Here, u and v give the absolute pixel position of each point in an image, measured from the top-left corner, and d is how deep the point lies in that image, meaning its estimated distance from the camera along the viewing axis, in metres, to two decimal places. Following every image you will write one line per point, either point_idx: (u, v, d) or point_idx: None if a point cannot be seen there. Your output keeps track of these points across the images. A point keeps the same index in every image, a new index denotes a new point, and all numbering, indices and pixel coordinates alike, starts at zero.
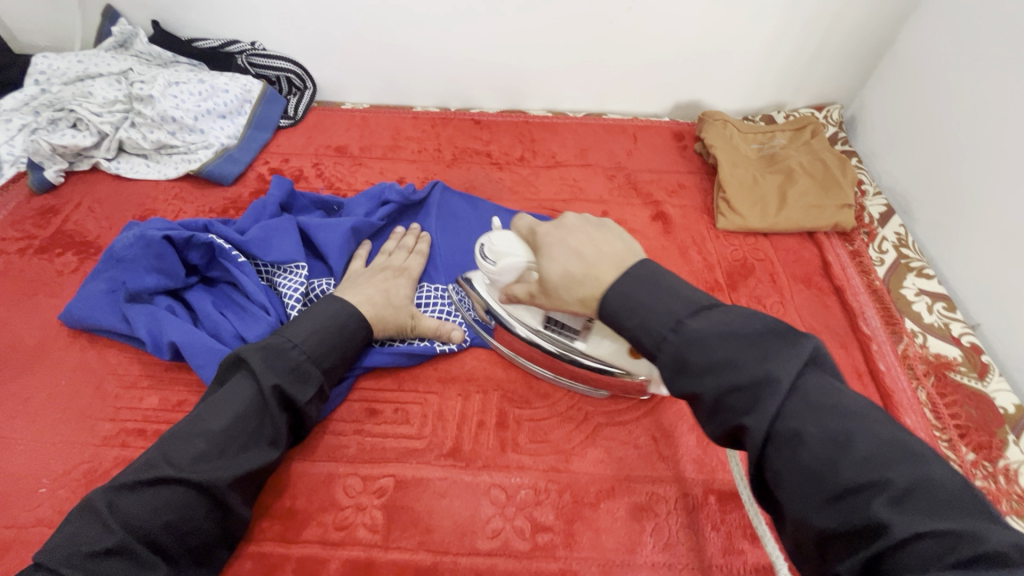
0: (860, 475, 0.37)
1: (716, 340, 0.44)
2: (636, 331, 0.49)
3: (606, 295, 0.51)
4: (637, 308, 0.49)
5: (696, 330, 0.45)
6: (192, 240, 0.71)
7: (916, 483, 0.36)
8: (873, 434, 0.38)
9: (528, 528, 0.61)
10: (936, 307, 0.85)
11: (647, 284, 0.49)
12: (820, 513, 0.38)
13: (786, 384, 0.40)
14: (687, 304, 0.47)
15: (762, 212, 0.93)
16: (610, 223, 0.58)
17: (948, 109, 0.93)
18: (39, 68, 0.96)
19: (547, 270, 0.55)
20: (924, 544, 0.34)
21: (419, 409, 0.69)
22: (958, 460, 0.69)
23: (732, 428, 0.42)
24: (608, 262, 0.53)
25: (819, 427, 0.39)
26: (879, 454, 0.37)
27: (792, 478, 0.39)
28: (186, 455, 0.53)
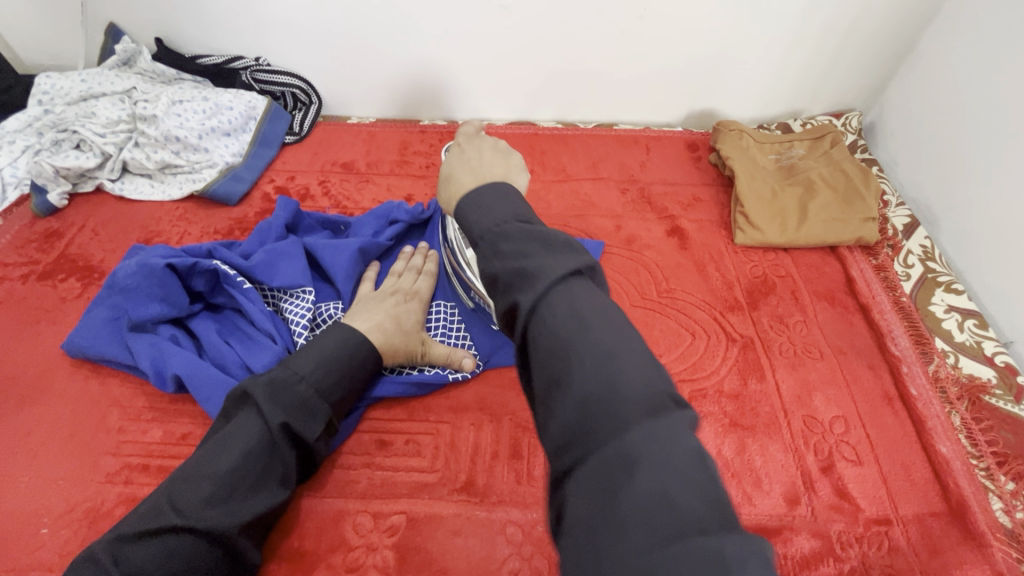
0: (636, 419, 0.33)
1: (562, 320, 0.37)
2: (489, 262, 0.43)
3: (483, 238, 0.44)
4: (481, 208, 0.46)
5: (548, 302, 0.38)
6: (197, 267, 0.69)
7: (613, 390, 0.34)
8: (636, 362, 0.36)
9: (546, 569, 0.58)
10: (967, 325, 0.82)
11: (504, 197, 0.47)
12: (561, 396, 0.35)
13: (638, 406, 0.33)
14: (519, 213, 0.46)
15: (781, 226, 0.90)
16: (518, 157, 0.59)
17: (977, 117, 0.89)
18: (42, 88, 0.94)
19: (443, 168, 0.57)
20: (647, 467, 0.31)
21: (430, 441, 0.67)
22: (997, 490, 0.66)
23: (510, 310, 0.40)
24: (505, 209, 0.46)
25: (574, 334, 0.36)
26: (628, 378, 0.34)
27: (544, 349, 0.37)
28: (192, 501, 0.51)
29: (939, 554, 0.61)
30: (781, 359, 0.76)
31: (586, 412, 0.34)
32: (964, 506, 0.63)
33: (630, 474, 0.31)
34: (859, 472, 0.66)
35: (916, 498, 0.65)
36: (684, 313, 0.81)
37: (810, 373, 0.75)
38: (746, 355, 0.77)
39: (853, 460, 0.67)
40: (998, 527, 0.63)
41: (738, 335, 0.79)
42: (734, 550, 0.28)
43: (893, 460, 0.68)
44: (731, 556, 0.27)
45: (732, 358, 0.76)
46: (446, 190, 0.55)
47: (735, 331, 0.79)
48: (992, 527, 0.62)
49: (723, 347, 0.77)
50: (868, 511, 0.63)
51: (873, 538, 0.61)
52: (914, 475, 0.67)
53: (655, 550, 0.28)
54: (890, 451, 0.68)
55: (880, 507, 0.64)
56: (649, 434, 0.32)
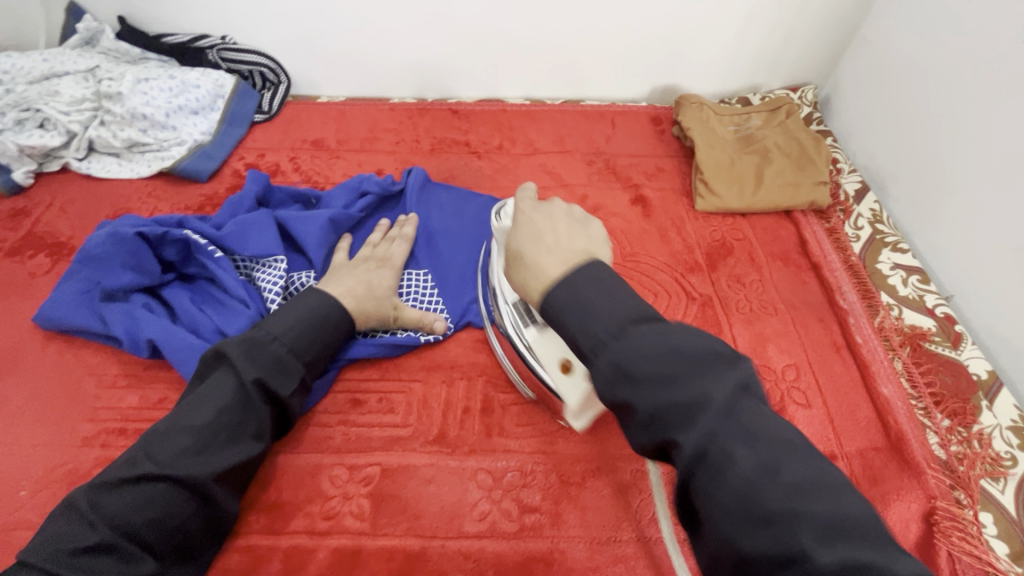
0: (770, 481, 0.36)
1: (745, 466, 0.36)
2: (574, 332, 0.45)
3: (599, 351, 0.43)
4: (571, 304, 0.46)
5: (720, 444, 0.37)
6: (167, 236, 0.70)
7: (740, 448, 0.37)
8: (751, 412, 0.39)
9: (515, 509, 0.61)
10: (910, 280, 0.87)
11: (600, 283, 0.46)
12: (728, 522, 0.36)
13: (830, 556, 0.32)
14: (620, 301, 0.45)
15: (739, 193, 0.94)
16: (595, 225, 0.57)
17: (923, 86, 0.94)
18: (1, 67, 0.91)
19: (514, 243, 0.56)
20: (781, 516, 0.34)
21: (403, 398, 0.69)
22: (934, 426, 0.71)
23: (600, 376, 0.43)
24: (611, 306, 0.45)
25: (767, 483, 0.36)
26: (752, 434, 0.37)
27: (647, 414, 0.40)
28: (168, 452, 0.53)
29: (880, 484, 0.65)
30: (738, 315, 0.81)
31: (720, 479, 0.37)
32: (903, 440, 0.68)
33: None
34: (809, 414, 0.71)
35: (860, 435, 0.70)
36: (647, 275, 0.85)
37: (765, 327, 0.80)
38: (705, 313, 0.81)
39: (804, 404, 0.72)
40: (933, 458, 0.68)
41: (698, 294, 0.83)
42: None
43: (840, 403, 0.72)
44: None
45: (692, 316, 0.80)
46: (524, 274, 0.53)
47: (695, 291, 0.83)
48: (927, 458, 0.68)
49: (683, 306, 0.81)
50: None
51: None
52: (859, 415, 0.72)
53: None
54: (838, 395, 0.73)
55: (827, 444, 0.68)
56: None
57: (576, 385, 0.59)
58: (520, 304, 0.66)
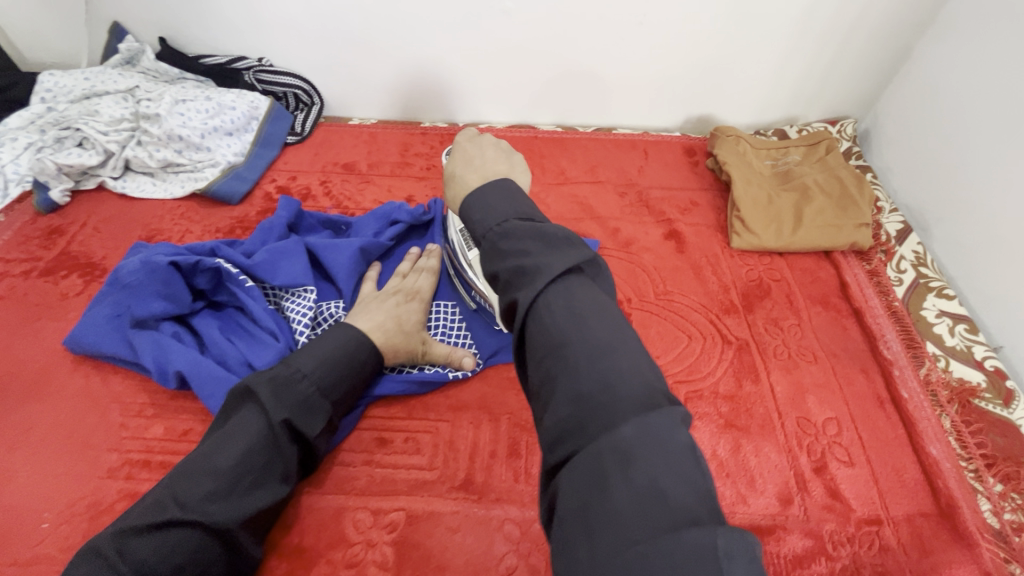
0: (579, 332, 0.39)
1: (560, 315, 0.40)
2: (473, 225, 0.49)
3: (487, 236, 0.47)
4: (485, 207, 0.49)
5: (547, 302, 0.41)
6: (199, 264, 0.70)
7: (605, 384, 0.36)
8: (630, 364, 0.38)
9: (543, 565, 0.59)
10: (957, 330, 0.83)
11: (506, 194, 0.49)
12: (546, 359, 0.39)
13: (631, 429, 0.34)
14: (522, 211, 0.48)
15: (777, 231, 0.91)
16: (521, 158, 0.62)
17: (971, 126, 0.90)
18: (45, 86, 0.95)
19: (448, 167, 0.61)
20: (640, 461, 0.33)
21: (430, 439, 0.68)
22: (985, 491, 0.67)
23: (511, 307, 0.43)
24: (508, 208, 0.48)
25: (585, 345, 0.39)
26: (634, 399, 0.36)
27: (541, 346, 0.40)
28: (195, 495, 0.51)
29: (929, 554, 0.62)
30: (776, 362, 0.78)
31: (539, 323, 0.40)
32: (953, 507, 0.65)
33: (623, 467, 0.33)
34: (851, 473, 0.67)
35: (907, 498, 0.66)
36: (681, 315, 0.82)
37: (804, 375, 0.77)
38: (741, 358, 0.78)
39: (846, 461, 0.69)
40: (987, 528, 0.64)
41: (734, 338, 0.80)
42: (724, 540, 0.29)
43: (885, 462, 0.69)
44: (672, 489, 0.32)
45: (727, 360, 0.77)
46: (453, 190, 0.59)
47: (730, 334, 0.81)
48: (980, 527, 0.64)
49: (718, 350, 0.79)
50: (859, 511, 0.65)
51: (864, 538, 0.63)
52: (905, 477, 0.68)
53: (591, 446, 0.35)
54: (882, 454, 0.70)
55: (871, 508, 0.65)
56: (638, 422, 0.34)
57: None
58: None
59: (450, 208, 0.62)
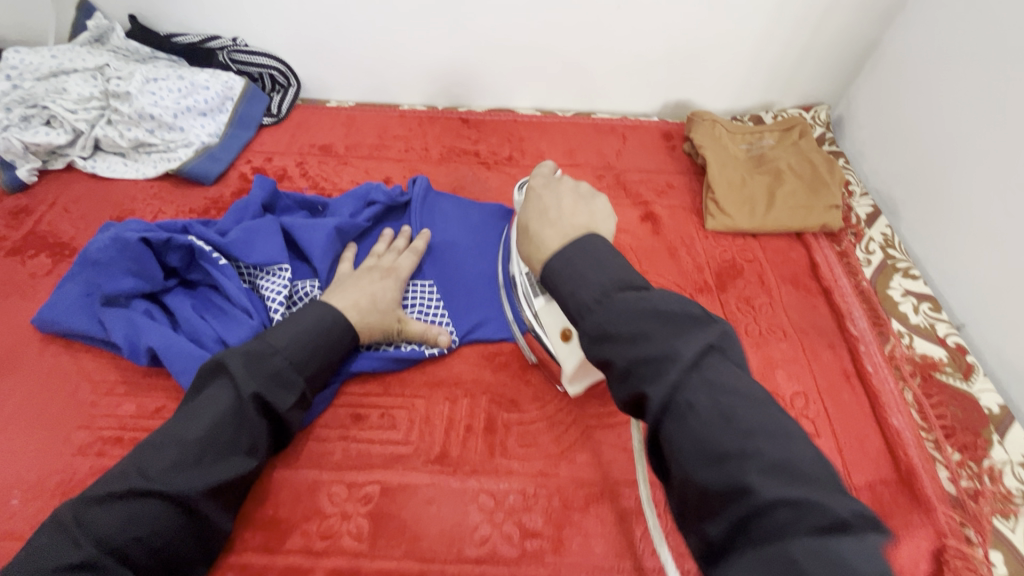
0: (725, 429, 0.37)
1: (704, 413, 0.38)
2: (566, 298, 0.49)
3: (585, 315, 0.46)
4: (572, 280, 0.49)
5: (684, 394, 0.39)
6: (171, 242, 0.69)
7: (792, 503, 0.33)
8: (739, 384, 0.40)
9: (517, 534, 0.60)
10: (921, 308, 0.86)
11: (591, 253, 0.49)
12: (692, 460, 0.38)
13: (772, 489, 0.34)
14: (616, 279, 0.47)
15: (750, 213, 0.93)
16: (600, 200, 0.60)
17: (940, 111, 0.92)
18: (10, 63, 0.90)
19: (523, 218, 0.60)
20: (765, 484, 0.35)
21: (406, 414, 0.68)
22: (944, 460, 0.70)
23: (604, 360, 0.45)
24: (598, 275, 0.48)
25: (729, 432, 0.37)
26: (806, 487, 0.34)
27: (622, 364, 0.43)
28: (159, 466, 0.51)
29: (888, 518, 0.64)
30: (747, 338, 0.80)
31: (682, 422, 0.39)
32: (912, 474, 0.67)
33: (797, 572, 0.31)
34: (817, 444, 0.70)
35: (869, 467, 0.69)
36: None
37: (773, 351, 0.78)
38: None
39: (812, 432, 0.71)
40: (943, 494, 0.67)
41: None
42: (851, 544, 0.31)
43: (849, 433, 0.71)
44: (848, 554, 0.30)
45: None
46: (530, 246, 0.56)
47: None
48: (937, 492, 0.66)
49: None
50: None
51: None
52: (868, 446, 0.70)
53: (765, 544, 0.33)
54: (847, 425, 0.72)
55: None
56: (793, 512, 0.33)
57: (573, 352, 0.63)
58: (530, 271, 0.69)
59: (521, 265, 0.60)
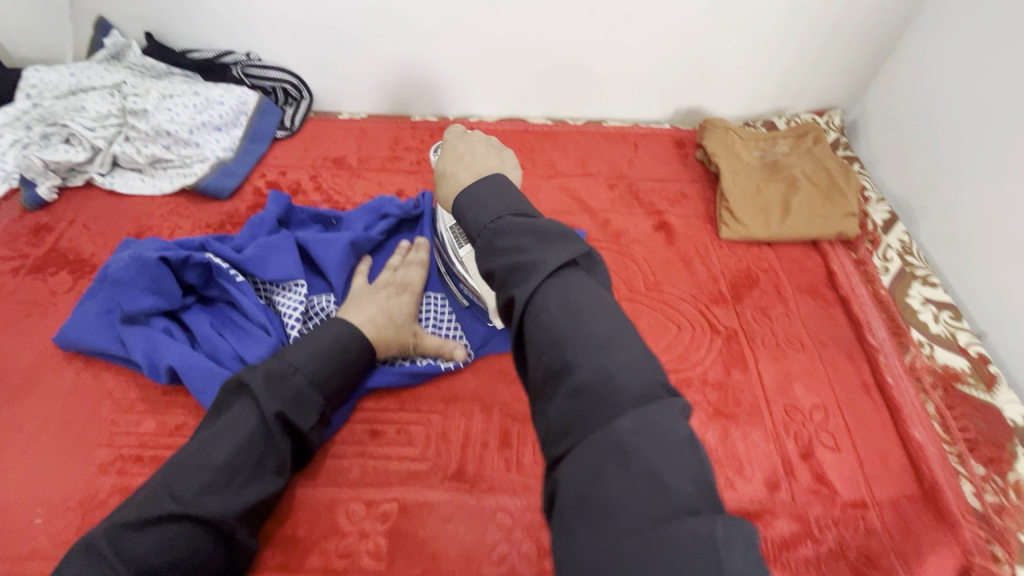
0: (575, 329, 0.40)
1: (555, 309, 0.41)
2: (468, 224, 0.51)
3: (480, 234, 0.49)
4: (477, 207, 0.51)
5: (541, 296, 0.42)
6: (189, 260, 0.70)
7: (607, 380, 0.37)
8: (625, 355, 0.39)
9: (535, 552, 0.60)
10: (942, 317, 0.85)
11: (496, 189, 0.52)
12: (544, 351, 0.40)
13: (594, 375, 0.37)
14: (512, 205, 0.50)
15: (765, 221, 0.92)
16: (509, 152, 0.65)
17: (959, 117, 0.91)
18: (31, 82, 0.93)
19: (440, 165, 0.63)
20: (639, 457, 0.34)
21: (422, 430, 0.68)
22: (967, 474, 0.68)
23: (509, 303, 0.44)
24: (498, 203, 0.50)
25: (570, 325, 0.40)
26: (625, 376, 0.37)
27: (539, 340, 0.41)
28: (191, 489, 0.52)
29: (912, 535, 0.63)
30: (764, 350, 0.79)
31: (538, 319, 0.41)
32: (936, 490, 0.66)
33: (625, 454, 0.34)
34: (838, 458, 0.69)
35: (892, 482, 0.67)
36: (670, 306, 0.83)
37: (791, 363, 0.78)
38: (730, 346, 0.79)
39: (832, 447, 0.70)
40: (968, 510, 0.65)
41: (723, 327, 0.81)
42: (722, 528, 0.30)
43: (870, 447, 0.70)
44: (694, 527, 0.30)
45: (716, 350, 0.78)
46: (446, 188, 0.61)
47: (719, 323, 0.81)
48: (962, 508, 0.65)
49: (708, 339, 0.79)
50: (845, 495, 0.66)
51: (850, 521, 0.64)
52: (890, 461, 0.69)
53: (596, 433, 0.35)
54: (867, 438, 0.71)
55: (857, 492, 0.66)
56: (636, 415, 0.35)
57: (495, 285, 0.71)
58: (456, 226, 0.78)
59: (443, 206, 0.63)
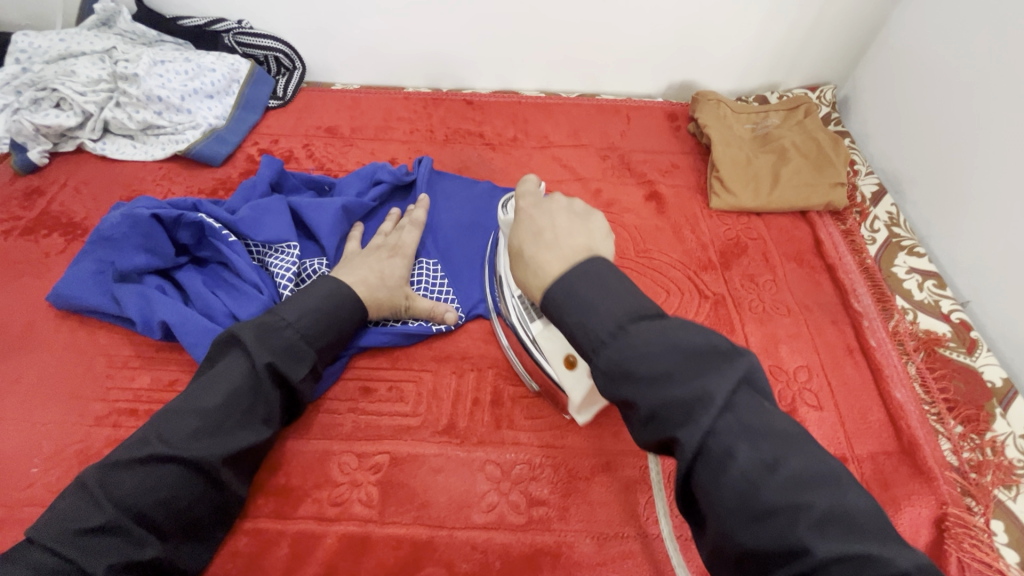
0: (766, 476, 0.37)
1: (742, 458, 0.38)
2: (574, 329, 0.47)
3: (599, 351, 0.45)
4: (580, 312, 0.47)
5: (721, 440, 0.38)
6: (181, 219, 0.70)
7: (848, 560, 0.33)
8: (840, 491, 0.36)
9: (523, 502, 0.61)
10: (926, 285, 0.86)
11: (596, 283, 0.47)
12: (731, 515, 0.37)
13: (828, 547, 0.34)
14: (629, 307, 0.45)
15: (755, 191, 0.93)
16: (597, 216, 0.57)
17: (949, 86, 0.92)
18: (19, 46, 0.92)
19: (516, 240, 0.56)
20: (816, 506, 0.35)
21: (413, 388, 0.69)
22: (946, 432, 0.70)
23: (666, 443, 0.41)
24: (610, 307, 0.46)
25: (772, 485, 0.37)
26: (852, 539, 0.34)
27: (727, 503, 0.37)
28: (178, 433, 0.53)
29: (890, 488, 0.65)
30: (751, 315, 0.80)
31: (720, 472, 0.38)
32: (915, 446, 0.68)
33: None
34: (820, 416, 0.70)
35: (872, 439, 0.69)
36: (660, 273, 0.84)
37: (778, 327, 0.79)
38: (718, 311, 0.80)
39: (815, 405, 0.71)
40: (945, 464, 0.67)
41: (711, 293, 0.82)
42: None
43: (852, 405, 0.72)
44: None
45: (704, 314, 0.80)
46: (525, 271, 0.54)
47: (708, 289, 0.83)
48: (939, 463, 0.67)
49: (696, 304, 0.81)
50: (826, 451, 0.68)
51: None
52: (872, 420, 0.71)
53: None
54: (849, 397, 0.73)
55: (837, 448, 0.68)
56: (845, 563, 0.33)
57: (580, 381, 0.60)
58: (525, 297, 0.67)
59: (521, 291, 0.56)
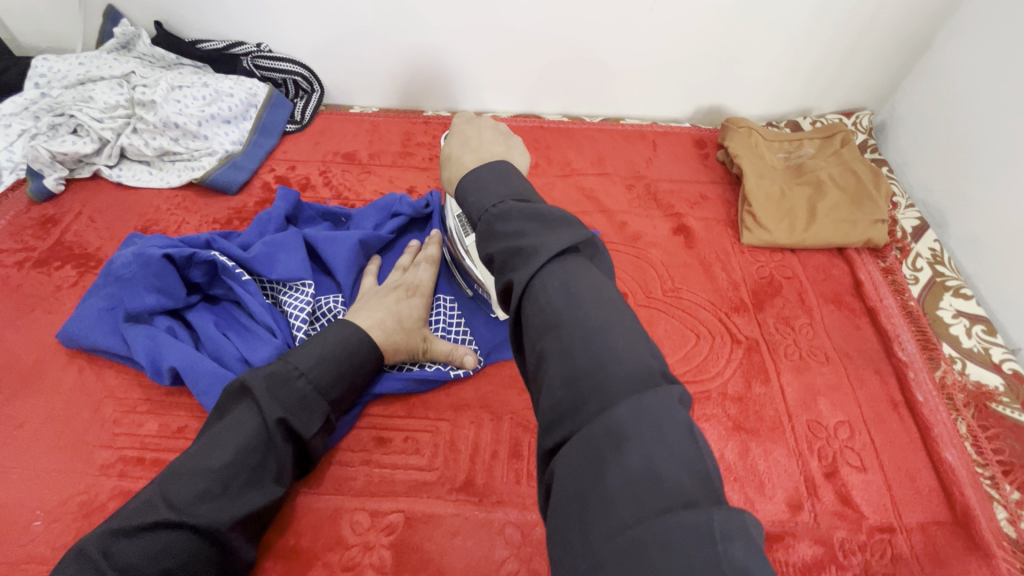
0: (572, 312, 0.37)
1: (557, 301, 0.38)
2: (470, 207, 0.47)
3: (481, 218, 0.46)
4: (479, 189, 0.48)
5: (543, 283, 0.39)
6: (194, 258, 0.68)
7: (625, 387, 0.33)
8: (635, 348, 0.36)
9: (545, 571, 0.57)
10: (974, 331, 0.81)
11: (501, 175, 0.48)
12: (537, 337, 0.38)
13: (593, 370, 0.34)
14: (518, 193, 0.46)
15: (790, 226, 0.88)
16: (518, 140, 0.62)
17: (1000, 118, 0.86)
18: (39, 71, 0.92)
19: (447, 148, 0.61)
20: (637, 442, 0.31)
21: (430, 438, 0.66)
22: (1002, 500, 0.65)
23: (509, 287, 0.41)
24: (500, 188, 0.47)
25: (577, 316, 0.37)
26: (629, 366, 0.34)
27: (541, 340, 0.38)
28: (186, 495, 0.50)
29: (943, 564, 0.60)
30: (787, 362, 0.75)
31: (537, 305, 0.38)
32: (968, 515, 0.63)
33: (619, 439, 0.31)
34: (863, 479, 0.65)
35: (921, 506, 0.64)
36: (688, 314, 0.80)
37: (815, 377, 0.74)
38: (751, 358, 0.76)
39: (858, 466, 0.66)
40: (1003, 537, 0.62)
41: (743, 336, 0.78)
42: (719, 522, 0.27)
43: (898, 467, 0.67)
44: (656, 417, 0.32)
45: (737, 361, 0.75)
46: (449, 171, 0.58)
47: (739, 332, 0.78)
48: (996, 535, 0.62)
49: (727, 349, 0.76)
50: (871, 518, 0.63)
51: (876, 546, 0.61)
52: (919, 483, 0.66)
53: (591, 424, 0.33)
54: (895, 458, 0.68)
55: (883, 516, 0.63)
56: (629, 399, 0.33)
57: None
58: (462, 216, 0.75)
59: (447, 193, 0.61)
